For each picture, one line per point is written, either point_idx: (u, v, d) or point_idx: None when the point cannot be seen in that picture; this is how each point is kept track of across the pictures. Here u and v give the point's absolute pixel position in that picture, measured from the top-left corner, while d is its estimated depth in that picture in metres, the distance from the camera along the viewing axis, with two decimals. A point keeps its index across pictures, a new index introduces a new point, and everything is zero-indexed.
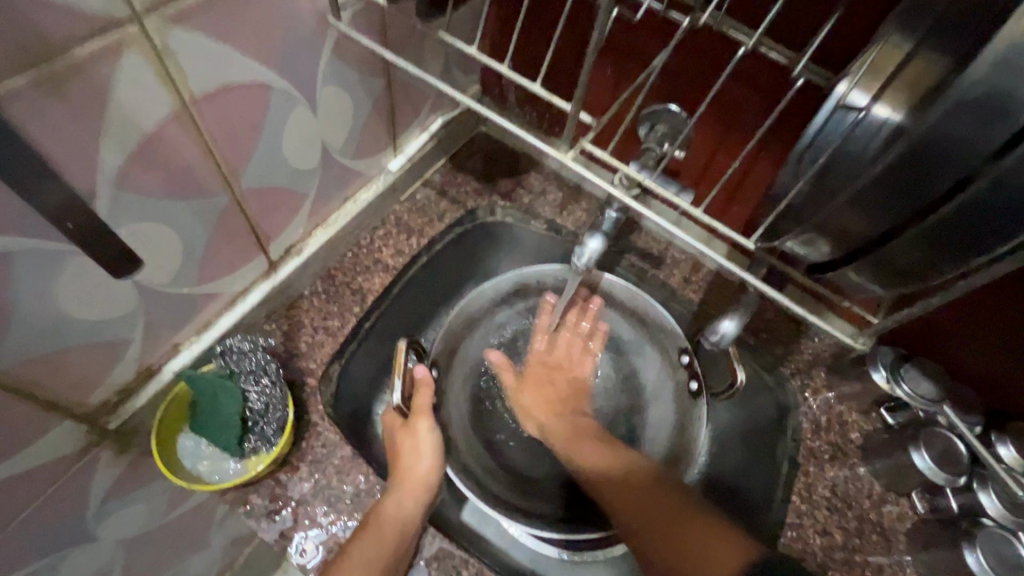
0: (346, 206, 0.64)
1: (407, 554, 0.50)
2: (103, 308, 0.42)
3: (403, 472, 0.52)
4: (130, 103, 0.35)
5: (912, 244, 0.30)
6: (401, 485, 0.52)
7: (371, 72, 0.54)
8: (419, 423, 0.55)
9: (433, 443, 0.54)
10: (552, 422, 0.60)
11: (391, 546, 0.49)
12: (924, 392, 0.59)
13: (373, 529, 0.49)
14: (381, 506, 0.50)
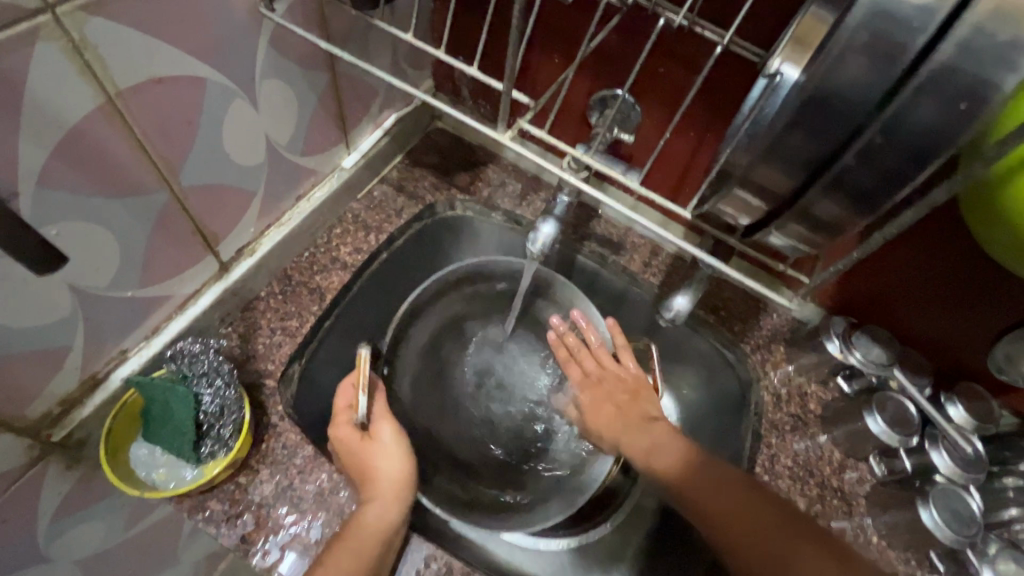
0: (299, 205, 0.63)
1: (388, 562, 0.49)
2: (35, 313, 0.40)
3: (381, 475, 0.51)
4: (43, 93, 0.34)
5: (826, 193, 0.29)
6: (379, 489, 0.50)
7: (314, 66, 0.54)
8: (383, 425, 0.54)
9: (399, 439, 0.54)
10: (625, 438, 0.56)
11: (374, 556, 0.47)
12: (875, 358, 0.60)
13: (351, 541, 0.47)
14: (360, 515, 0.49)
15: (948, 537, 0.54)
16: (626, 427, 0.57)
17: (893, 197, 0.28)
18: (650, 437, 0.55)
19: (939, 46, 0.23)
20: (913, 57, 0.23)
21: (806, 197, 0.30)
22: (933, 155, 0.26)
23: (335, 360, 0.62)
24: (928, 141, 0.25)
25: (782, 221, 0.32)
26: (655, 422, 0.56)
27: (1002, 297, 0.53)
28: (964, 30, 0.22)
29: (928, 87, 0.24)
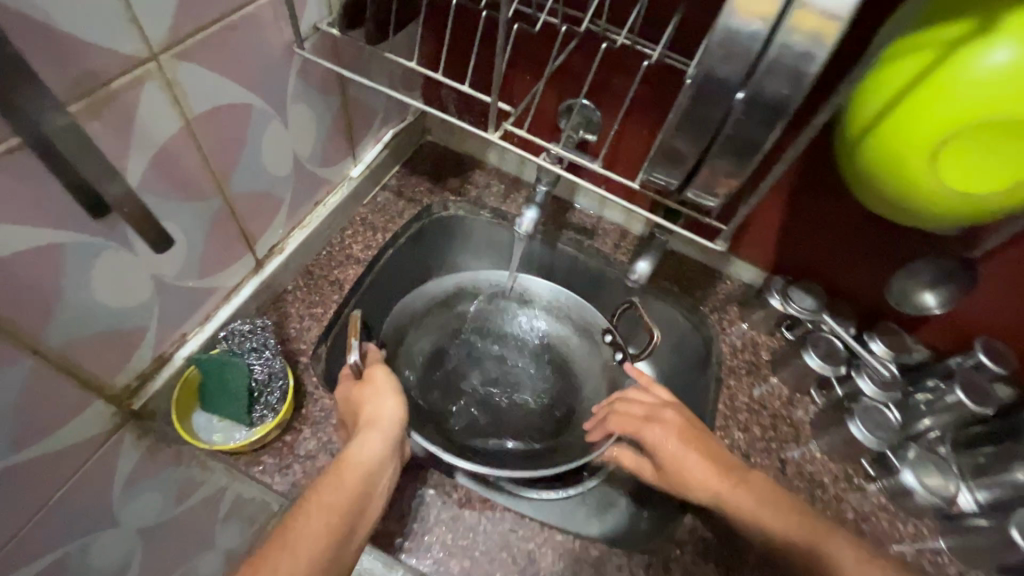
0: (317, 209, 0.74)
1: (376, 497, 0.53)
2: (126, 296, 0.49)
3: (373, 416, 0.56)
4: (148, 123, 0.43)
5: (721, 154, 0.38)
6: (368, 429, 0.55)
7: (330, 92, 0.65)
8: (377, 371, 0.59)
9: (390, 387, 0.58)
10: (735, 492, 0.55)
11: (357, 490, 0.51)
12: (808, 306, 0.73)
13: (336, 475, 0.52)
14: (347, 451, 0.53)
15: (871, 442, 0.66)
16: (727, 478, 0.56)
17: (761, 152, 0.38)
18: (748, 492, 0.55)
19: (770, 47, 0.32)
20: (756, 54, 0.33)
21: (707, 157, 0.40)
22: (782, 113, 0.35)
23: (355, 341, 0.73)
24: (781, 107, 0.34)
25: (697, 180, 0.42)
26: (749, 471, 0.57)
27: (895, 248, 0.65)
28: (780, 41, 0.31)
29: (770, 72, 0.33)
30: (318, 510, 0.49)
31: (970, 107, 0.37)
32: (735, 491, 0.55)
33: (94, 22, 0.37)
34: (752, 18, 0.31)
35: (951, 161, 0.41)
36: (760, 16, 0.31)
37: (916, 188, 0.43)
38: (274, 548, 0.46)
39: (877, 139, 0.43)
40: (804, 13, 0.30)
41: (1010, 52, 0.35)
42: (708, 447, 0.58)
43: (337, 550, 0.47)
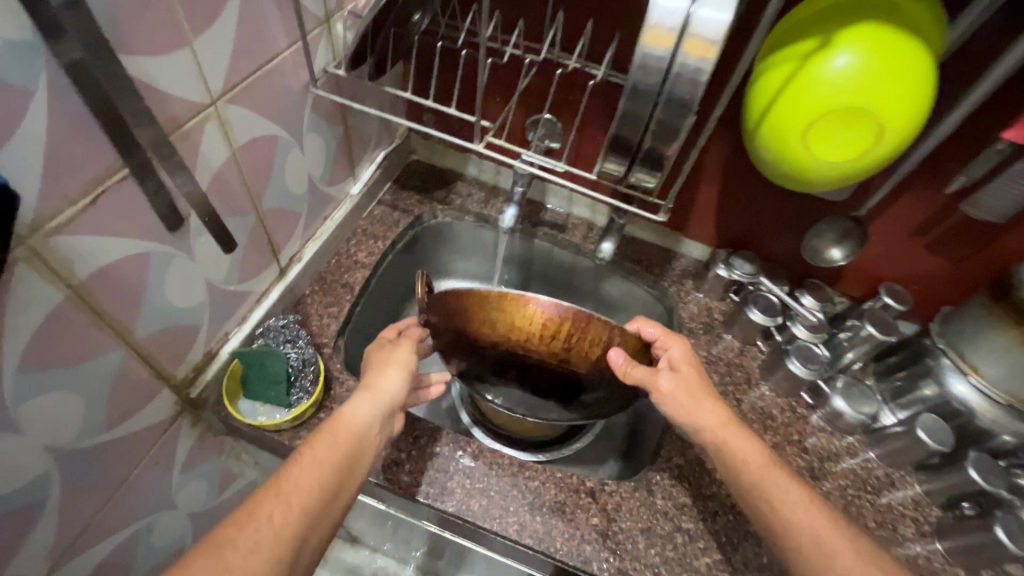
0: (327, 222, 0.86)
1: (362, 460, 0.59)
2: (187, 297, 0.60)
3: (374, 384, 0.64)
4: (207, 154, 0.55)
5: (652, 144, 0.52)
6: (365, 395, 0.62)
7: (334, 121, 0.77)
8: (402, 345, 0.68)
9: (405, 364, 0.66)
10: (731, 429, 0.64)
11: (348, 448, 0.58)
12: (747, 271, 0.88)
13: (329, 433, 0.58)
14: (343, 412, 0.60)
15: (804, 373, 0.80)
16: (731, 423, 0.65)
17: (677, 141, 0.51)
18: (755, 449, 0.63)
19: (673, 66, 0.45)
20: (664, 71, 0.46)
21: (642, 147, 0.53)
22: (689, 110, 0.47)
23: (364, 333, 0.86)
24: (689, 107, 0.47)
25: (638, 166, 0.56)
26: (749, 435, 0.65)
27: (804, 214, 0.82)
28: (678, 62, 0.45)
29: (676, 83, 0.46)
30: (312, 463, 0.55)
31: (828, 94, 0.52)
32: (737, 439, 0.63)
33: (177, 80, 0.48)
34: (657, 48, 0.45)
35: (819, 134, 0.55)
36: (661, 45, 0.44)
37: (799, 160, 0.57)
38: (268, 494, 0.51)
39: (767, 120, 0.57)
40: (691, 42, 0.43)
41: (849, 55, 0.51)
42: (708, 388, 0.68)
43: (326, 500, 0.54)
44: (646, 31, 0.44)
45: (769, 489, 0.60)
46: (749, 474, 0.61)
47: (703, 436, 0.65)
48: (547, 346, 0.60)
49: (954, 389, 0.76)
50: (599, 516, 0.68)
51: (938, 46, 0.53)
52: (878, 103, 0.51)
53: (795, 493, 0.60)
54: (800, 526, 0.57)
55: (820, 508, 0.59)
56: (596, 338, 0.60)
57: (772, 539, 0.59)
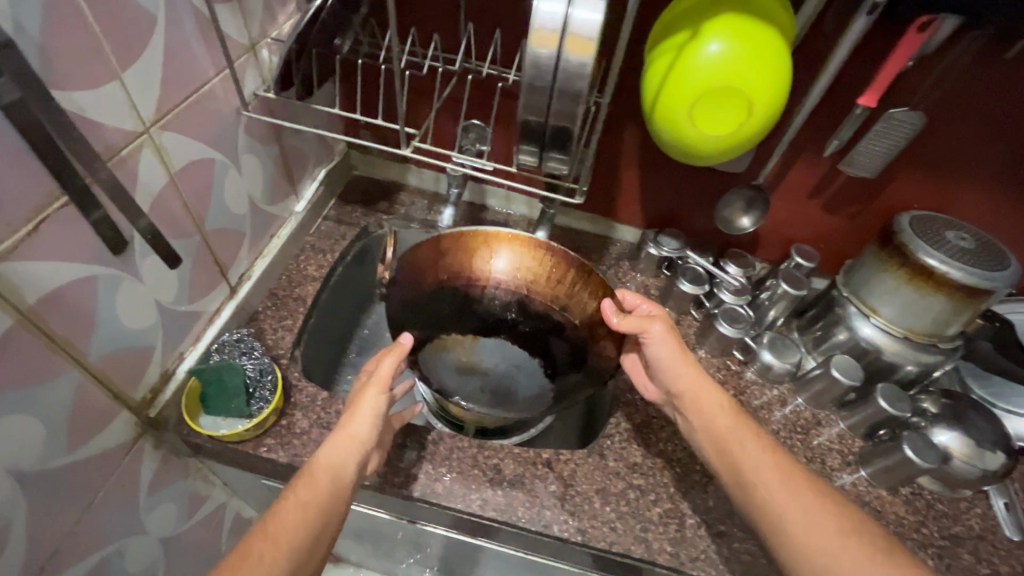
0: (273, 240, 0.90)
1: (344, 497, 0.61)
2: (137, 319, 0.62)
3: (350, 426, 0.65)
4: (146, 179, 0.58)
5: (556, 132, 0.58)
6: (341, 439, 0.64)
7: (270, 142, 0.81)
8: (371, 390, 0.68)
9: (376, 409, 0.67)
10: (697, 379, 0.72)
11: (329, 489, 0.60)
12: (673, 246, 0.96)
13: (307, 479, 0.60)
14: (320, 456, 0.62)
15: (732, 332, 0.88)
16: (701, 373, 0.73)
17: (577, 127, 0.57)
18: (717, 394, 0.71)
19: (561, 61, 0.52)
20: (554, 67, 0.52)
21: (548, 137, 0.59)
22: (582, 98, 0.54)
23: (319, 342, 0.90)
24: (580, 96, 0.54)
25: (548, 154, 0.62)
26: (714, 387, 0.72)
27: (712, 189, 0.91)
28: (564, 57, 0.51)
29: (567, 75, 0.52)
30: (296, 505, 0.57)
31: (704, 76, 0.60)
32: (704, 389, 0.72)
33: (108, 110, 0.51)
34: (544, 47, 0.51)
35: (702, 113, 0.62)
36: (547, 44, 0.51)
37: (687, 136, 0.64)
38: (258, 541, 0.54)
39: (657, 105, 0.64)
40: (573, 40, 0.50)
41: (719, 42, 0.59)
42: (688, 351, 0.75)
43: (313, 540, 0.56)
44: (533, 33, 0.51)
45: (736, 437, 0.67)
46: (716, 424, 0.69)
47: (677, 384, 0.73)
48: (551, 287, 0.91)
49: (861, 331, 0.85)
50: (556, 483, 0.73)
51: (789, 30, 0.63)
52: (744, 82, 0.59)
53: (753, 443, 0.66)
54: (759, 469, 0.64)
55: (774, 449, 0.66)
56: (593, 289, 0.87)
57: (736, 480, 0.65)
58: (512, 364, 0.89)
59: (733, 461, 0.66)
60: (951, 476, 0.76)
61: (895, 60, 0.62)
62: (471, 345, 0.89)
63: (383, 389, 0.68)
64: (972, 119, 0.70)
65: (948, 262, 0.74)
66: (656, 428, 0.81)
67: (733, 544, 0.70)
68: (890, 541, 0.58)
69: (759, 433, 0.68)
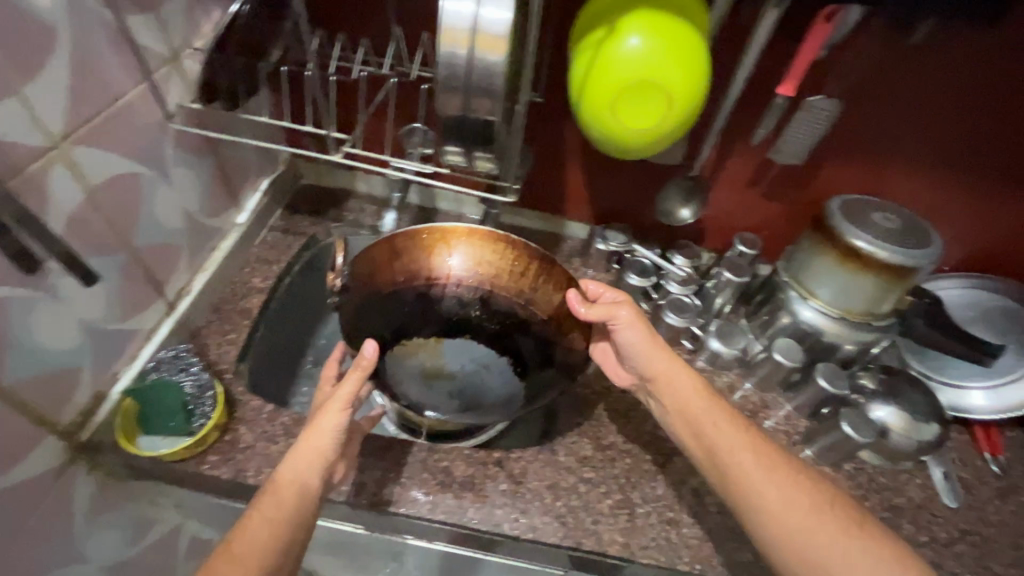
0: (214, 253, 0.88)
1: (313, 507, 0.60)
2: (59, 341, 0.60)
3: (311, 438, 0.62)
4: (59, 196, 0.57)
5: (480, 131, 0.58)
6: (302, 452, 0.61)
7: (203, 154, 0.80)
8: (331, 407, 0.62)
9: (336, 427, 0.62)
10: (668, 362, 0.73)
11: (294, 504, 0.59)
12: (620, 241, 0.96)
13: (271, 496, 0.59)
14: (283, 470, 0.60)
15: (679, 323, 0.89)
16: (673, 356, 0.73)
17: (496, 125, 0.57)
18: (690, 376, 0.72)
19: (474, 61, 0.52)
20: (467, 67, 0.52)
21: (473, 137, 0.59)
22: (498, 96, 0.54)
23: (265, 355, 0.89)
24: (496, 95, 0.54)
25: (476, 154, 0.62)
26: (685, 368, 0.73)
27: (652, 183, 0.92)
28: (476, 56, 0.51)
29: (481, 73, 0.52)
30: (261, 524, 0.57)
31: (624, 70, 0.61)
32: (676, 372, 0.72)
33: (9, 126, 0.50)
34: (454, 46, 0.51)
35: (625, 107, 0.63)
36: (456, 44, 0.51)
37: (611, 129, 0.65)
38: (227, 560, 0.54)
39: (581, 101, 0.65)
40: (483, 39, 0.51)
41: (636, 37, 0.60)
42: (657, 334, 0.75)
43: (280, 553, 0.56)
44: (443, 33, 0.51)
45: (708, 418, 0.69)
46: (690, 407, 0.70)
47: (650, 369, 0.73)
48: (515, 282, 0.83)
49: (802, 315, 0.87)
50: (506, 481, 0.73)
51: (704, 24, 0.64)
52: (662, 75, 0.61)
53: (726, 425, 0.68)
54: (734, 447, 0.66)
55: (747, 430, 0.68)
56: (557, 283, 0.81)
57: (713, 462, 0.67)
58: (480, 364, 0.82)
59: (709, 443, 0.68)
60: (889, 450, 0.79)
61: (807, 49, 0.64)
62: (436, 347, 0.82)
63: (345, 406, 0.62)
64: (896, 101, 0.74)
65: (876, 244, 0.76)
66: (607, 420, 0.81)
67: (682, 530, 0.72)
68: (848, 514, 0.61)
69: (732, 414, 0.69)
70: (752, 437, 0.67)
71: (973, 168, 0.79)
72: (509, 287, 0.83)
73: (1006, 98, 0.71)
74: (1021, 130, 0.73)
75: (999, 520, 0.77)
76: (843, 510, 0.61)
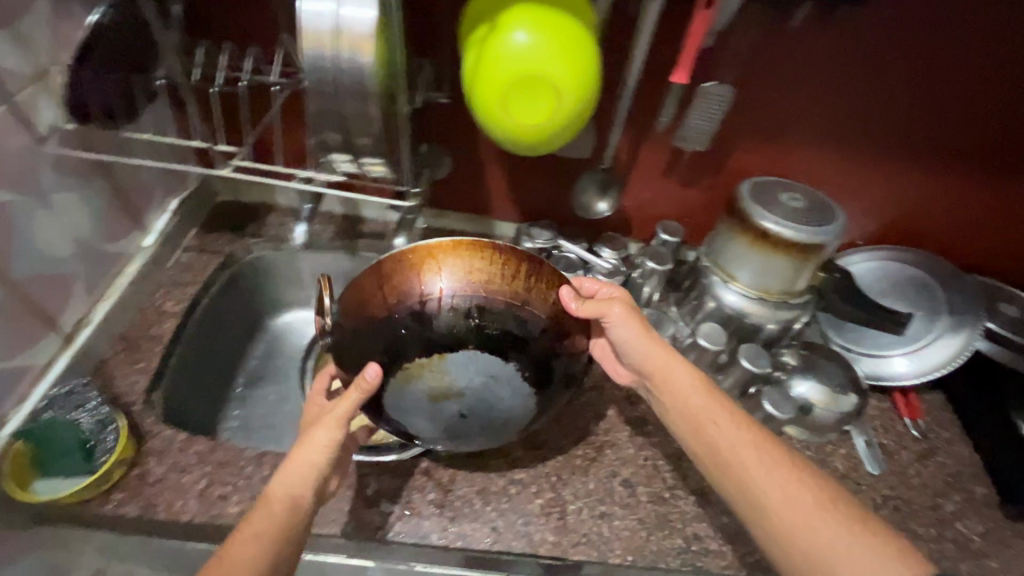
0: (118, 279, 0.84)
1: (303, 523, 0.56)
2: None
3: (303, 452, 0.59)
4: None
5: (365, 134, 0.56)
6: (294, 466, 0.58)
7: (93, 175, 0.75)
8: (325, 423, 0.59)
9: (332, 440, 0.59)
10: (664, 355, 0.71)
11: (284, 519, 0.55)
12: (544, 237, 0.94)
13: (262, 509, 0.56)
14: (273, 485, 0.57)
15: None
16: (669, 350, 0.71)
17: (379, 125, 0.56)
18: (687, 369, 0.70)
19: (342, 61, 0.50)
20: (337, 68, 0.50)
21: (359, 140, 0.57)
22: (375, 96, 0.52)
23: (183, 383, 0.84)
24: (371, 96, 0.52)
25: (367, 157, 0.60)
26: (682, 361, 0.71)
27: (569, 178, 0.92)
28: (343, 57, 0.50)
29: (353, 73, 0.51)
30: (251, 539, 0.53)
31: (512, 65, 0.60)
32: (672, 366, 0.70)
33: None
34: (317, 47, 0.50)
35: (516, 102, 0.62)
36: (319, 44, 0.49)
37: (508, 125, 0.64)
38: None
39: (474, 99, 0.64)
40: (348, 38, 0.49)
41: (520, 31, 0.60)
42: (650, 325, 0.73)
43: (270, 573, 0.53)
44: (303, 34, 0.49)
45: (709, 415, 0.66)
46: (687, 402, 0.68)
47: (646, 364, 0.71)
48: (510, 285, 0.76)
49: (726, 298, 0.87)
50: (435, 491, 0.72)
51: (588, 16, 0.64)
52: (548, 69, 0.60)
53: (727, 421, 0.65)
54: (735, 444, 0.63)
55: (753, 426, 0.65)
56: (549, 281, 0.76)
57: (713, 459, 0.64)
58: (488, 377, 0.73)
59: (711, 440, 0.65)
60: (813, 423, 0.81)
61: (694, 34, 0.65)
62: (440, 365, 0.73)
63: (340, 423, 0.59)
64: (819, 82, 0.76)
65: (785, 225, 0.78)
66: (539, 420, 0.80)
67: (614, 523, 0.71)
68: (853, 512, 0.57)
69: (734, 409, 0.67)
70: (756, 434, 0.64)
71: (888, 140, 0.82)
72: (507, 291, 0.76)
73: (910, 72, 0.75)
74: (925, 99, 0.77)
75: (920, 482, 0.80)
76: (847, 506, 0.58)
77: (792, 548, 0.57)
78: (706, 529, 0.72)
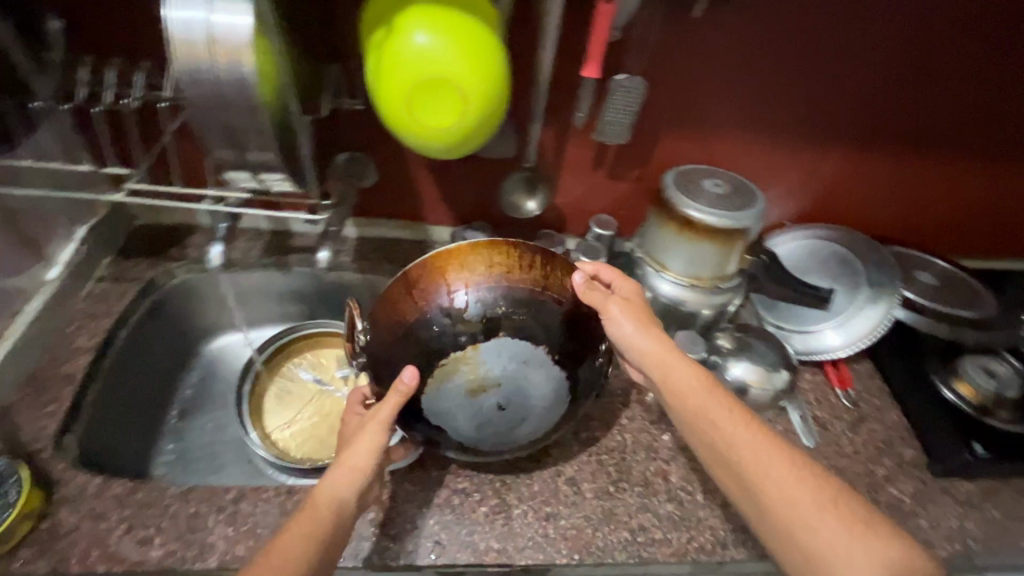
0: (17, 319, 0.78)
1: (344, 528, 0.56)
2: None
3: (352, 454, 0.60)
4: None
5: (260, 148, 0.54)
6: (342, 468, 0.59)
7: None
8: (372, 423, 0.61)
9: (379, 439, 0.60)
10: (665, 351, 0.68)
11: (330, 523, 0.55)
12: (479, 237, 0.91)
13: (309, 510, 0.56)
14: (319, 487, 0.58)
15: None
16: (671, 347, 0.69)
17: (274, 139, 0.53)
18: (689, 365, 0.67)
19: (220, 74, 0.47)
20: (215, 81, 0.48)
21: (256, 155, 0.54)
22: (263, 109, 0.50)
23: (102, 422, 0.79)
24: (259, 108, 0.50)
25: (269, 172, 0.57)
26: (685, 357, 0.68)
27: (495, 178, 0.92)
28: (219, 68, 0.47)
29: (234, 87, 0.48)
30: (297, 538, 0.53)
31: (413, 68, 0.58)
32: (673, 362, 0.68)
33: None
34: (188, 58, 0.47)
35: (422, 105, 0.61)
36: (190, 55, 0.47)
37: (418, 130, 0.62)
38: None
39: (381, 103, 0.62)
40: (220, 48, 0.46)
41: (419, 33, 0.58)
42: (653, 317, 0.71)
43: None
44: (172, 45, 0.46)
45: (710, 414, 0.64)
46: (686, 402, 0.66)
47: (647, 362, 0.69)
48: (530, 275, 0.65)
49: (661, 289, 0.88)
50: (374, 510, 0.69)
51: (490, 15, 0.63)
52: (449, 70, 0.58)
53: (727, 419, 0.63)
54: (737, 446, 0.61)
55: (758, 423, 0.63)
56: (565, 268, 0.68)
57: (717, 459, 0.63)
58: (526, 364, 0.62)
59: (713, 440, 0.63)
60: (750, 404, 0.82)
61: (599, 29, 0.65)
62: (476, 355, 0.61)
63: (384, 426, 0.60)
64: (751, 68, 0.78)
65: (705, 211, 0.79)
66: None
67: (560, 523, 0.71)
68: (853, 513, 0.56)
69: (736, 406, 0.65)
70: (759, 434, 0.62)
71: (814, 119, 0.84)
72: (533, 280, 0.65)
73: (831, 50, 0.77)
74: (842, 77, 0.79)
75: (854, 450, 0.83)
76: (847, 506, 0.57)
77: (800, 558, 0.56)
78: (651, 519, 0.72)
